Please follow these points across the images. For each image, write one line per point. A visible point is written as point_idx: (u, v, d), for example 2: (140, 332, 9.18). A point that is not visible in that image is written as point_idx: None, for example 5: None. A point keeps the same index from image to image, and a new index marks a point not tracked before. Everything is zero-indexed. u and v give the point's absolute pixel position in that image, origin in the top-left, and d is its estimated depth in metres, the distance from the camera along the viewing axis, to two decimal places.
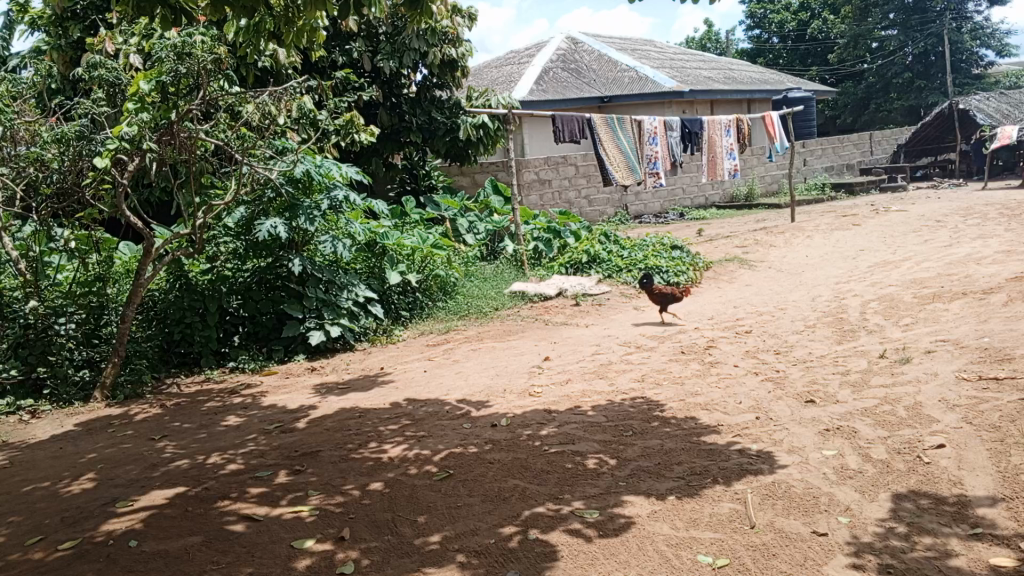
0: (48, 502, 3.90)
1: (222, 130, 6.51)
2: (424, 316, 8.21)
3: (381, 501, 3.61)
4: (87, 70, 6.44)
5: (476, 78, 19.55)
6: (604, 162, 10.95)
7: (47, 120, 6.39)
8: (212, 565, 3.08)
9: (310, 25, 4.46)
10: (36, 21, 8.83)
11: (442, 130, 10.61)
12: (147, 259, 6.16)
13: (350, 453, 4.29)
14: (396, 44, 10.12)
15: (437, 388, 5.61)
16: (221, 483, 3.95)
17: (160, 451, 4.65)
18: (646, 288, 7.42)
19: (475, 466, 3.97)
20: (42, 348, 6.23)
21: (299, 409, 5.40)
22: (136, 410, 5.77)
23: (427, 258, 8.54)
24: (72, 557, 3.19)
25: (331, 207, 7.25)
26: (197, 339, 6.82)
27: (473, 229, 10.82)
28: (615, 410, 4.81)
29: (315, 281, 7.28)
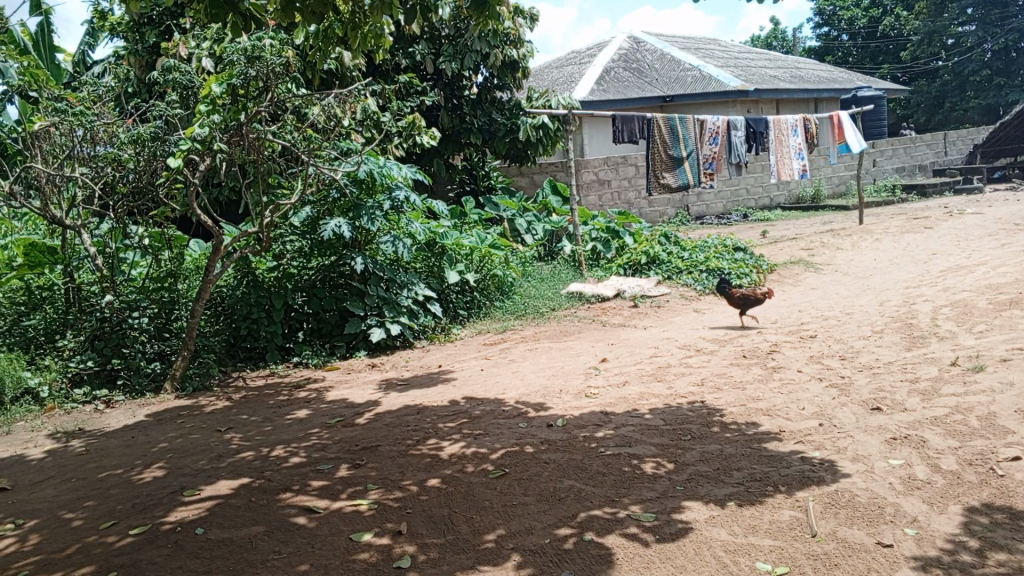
0: (122, 489, 4.07)
1: (289, 131, 6.65)
2: (482, 316, 8.27)
3: (438, 498, 3.65)
4: (162, 73, 6.68)
5: (537, 78, 19.58)
6: (652, 164, 10.83)
7: (124, 121, 6.62)
8: (274, 554, 3.16)
9: (377, 30, 4.55)
10: (115, 27, 9.20)
11: (501, 131, 10.69)
12: (216, 256, 6.34)
13: (409, 448, 4.35)
14: (458, 46, 10.21)
15: (494, 387, 5.65)
16: (283, 474, 4.05)
17: (227, 442, 4.80)
18: (725, 293, 7.25)
19: (531, 465, 3.99)
20: (117, 340, 6.45)
21: (359, 405, 5.50)
22: (205, 402, 5.96)
23: (485, 258, 8.60)
24: (142, 543, 3.32)
25: (393, 207, 7.37)
26: (263, 334, 7.03)
27: (531, 229, 10.87)
28: (673, 413, 4.77)
29: (376, 279, 7.40)
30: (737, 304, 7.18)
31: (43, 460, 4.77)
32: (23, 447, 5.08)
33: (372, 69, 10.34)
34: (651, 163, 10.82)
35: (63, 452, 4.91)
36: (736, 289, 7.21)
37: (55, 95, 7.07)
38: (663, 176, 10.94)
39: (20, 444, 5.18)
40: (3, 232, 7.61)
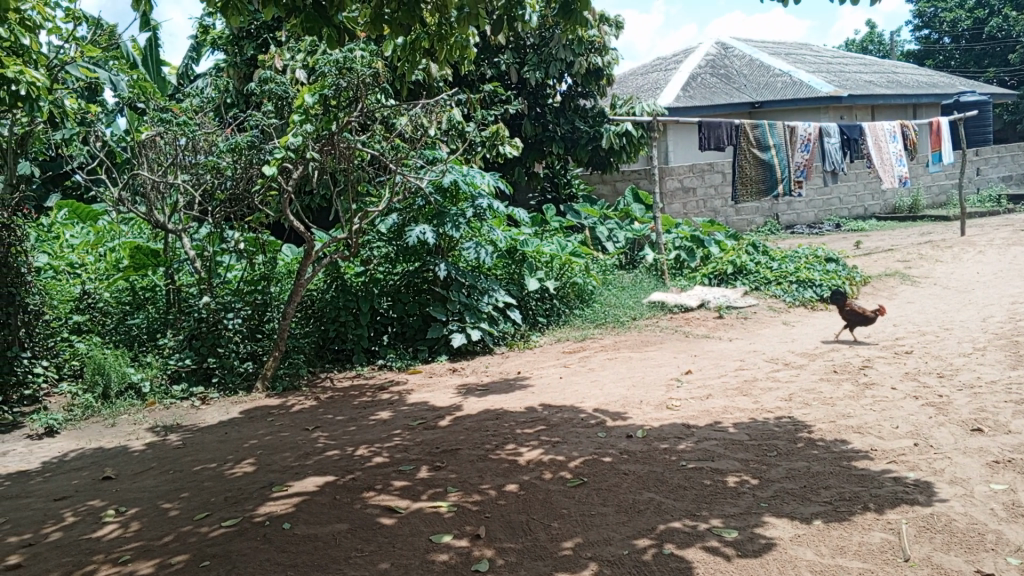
0: (215, 482, 4.26)
1: (378, 140, 6.85)
2: (562, 323, 8.27)
3: (516, 503, 3.67)
4: (259, 85, 7.00)
5: (621, 85, 19.46)
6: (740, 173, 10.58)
7: (223, 131, 6.91)
8: (356, 551, 3.24)
9: (463, 41, 4.63)
10: (216, 41, 9.67)
11: (584, 139, 10.69)
12: (307, 261, 6.56)
13: (488, 453, 4.39)
14: (543, 54, 10.24)
15: (574, 395, 5.64)
16: (367, 474, 4.16)
17: (313, 441, 4.96)
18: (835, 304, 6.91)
19: (609, 475, 3.96)
20: (213, 340, 6.72)
21: (440, 408, 5.58)
22: (294, 401, 6.17)
23: (565, 265, 8.60)
24: (233, 534, 3.46)
25: (476, 215, 7.55)
26: (350, 337, 7.24)
27: (613, 237, 10.83)
28: (758, 428, 4.64)
29: (458, 285, 7.52)
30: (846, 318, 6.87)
31: (143, 452, 5.04)
32: (126, 439, 5.38)
33: (457, 79, 10.50)
34: (739, 172, 10.56)
35: (162, 445, 5.17)
36: (847, 302, 6.88)
37: (161, 106, 7.49)
38: (752, 185, 10.66)
39: (124, 435, 5.49)
40: (112, 236, 8.10)
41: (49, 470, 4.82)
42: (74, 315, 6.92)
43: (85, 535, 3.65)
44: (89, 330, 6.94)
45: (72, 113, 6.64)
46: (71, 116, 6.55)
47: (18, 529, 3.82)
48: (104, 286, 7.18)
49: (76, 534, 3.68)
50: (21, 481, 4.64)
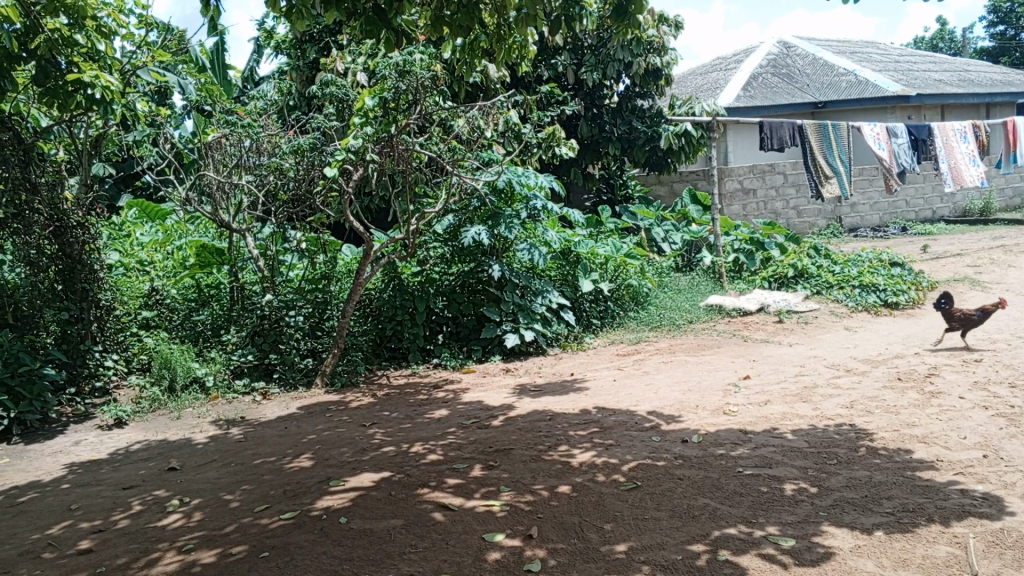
0: (274, 475, 4.37)
1: (435, 142, 6.93)
2: (615, 326, 8.23)
3: (569, 504, 3.67)
4: (321, 88, 7.17)
5: (680, 85, 19.23)
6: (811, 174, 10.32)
7: (286, 133, 7.09)
8: (410, 547, 3.28)
9: (521, 42, 4.64)
10: (280, 45, 9.90)
11: (641, 139, 10.63)
12: (366, 260, 6.67)
13: (541, 454, 4.40)
14: (601, 55, 10.18)
15: (628, 398, 5.60)
16: (421, 471, 4.21)
17: (370, 437, 5.04)
18: (942, 310, 6.56)
19: (664, 480, 3.92)
20: (275, 337, 6.89)
21: (494, 408, 5.61)
22: (352, 397, 6.29)
23: (620, 267, 8.58)
24: (292, 526, 3.54)
25: (530, 216, 7.56)
26: (406, 335, 7.33)
27: (669, 239, 10.74)
28: (818, 436, 4.54)
29: (512, 286, 7.55)
30: (954, 325, 6.54)
31: (207, 445, 5.19)
32: (191, 431, 5.56)
33: (515, 80, 10.54)
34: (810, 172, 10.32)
35: (224, 438, 5.32)
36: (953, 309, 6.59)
37: (227, 109, 7.71)
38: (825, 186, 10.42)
39: (189, 428, 5.67)
40: (179, 234, 8.38)
41: (118, 460, 5.01)
42: (142, 311, 7.16)
43: (152, 523, 3.79)
44: (157, 326, 7.19)
45: (143, 116, 6.89)
46: (142, 118, 6.79)
47: (89, 515, 3.98)
48: (171, 283, 7.41)
49: (142, 522, 3.81)
50: (92, 470, 4.84)
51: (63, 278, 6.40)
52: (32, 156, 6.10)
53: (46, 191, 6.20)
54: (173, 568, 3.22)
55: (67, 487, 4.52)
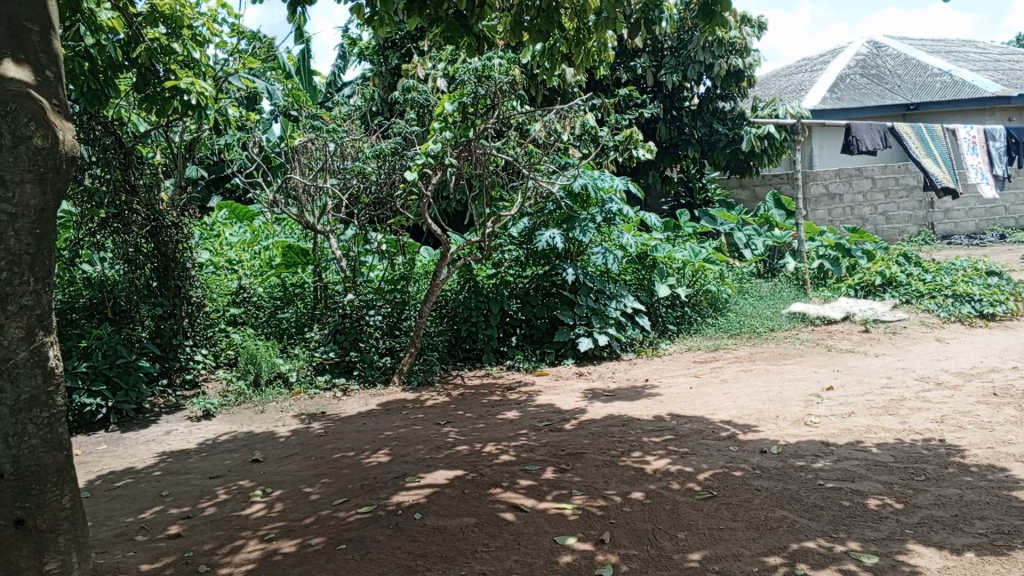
0: (352, 470, 4.48)
1: (512, 146, 6.98)
2: (692, 332, 8.11)
3: (642, 511, 3.63)
4: (403, 93, 7.34)
5: (763, 87, 18.79)
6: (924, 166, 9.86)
7: (369, 138, 7.29)
8: (483, 546, 3.31)
9: (601, 45, 4.62)
10: (363, 52, 10.16)
11: (722, 142, 10.47)
12: (443, 263, 6.77)
13: (615, 459, 4.37)
14: (681, 57, 10.04)
15: (704, 406, 5.51)
16: (494, 471, 4.24)
17: (444, 435, 5.12)
18: None
19: (740, 490, 3.84)
20: (355, 335, 7.08)
21: (566, 411, 5.61)
22: (427, 396, 6.39)
23: (698, 272, 8.47)
24: (368, 520, 3.62)
25: (606, 219, 7.52)
26: (480, 337, 7.41)
27: (751, 244, 10.49)
28: (904, 451, 4.36)
29: (587, 289, 7.55)
30: None
31: (289, 438, 5.36)
32: (274, 425, 5.75)
33: (593, 83, 10.51)
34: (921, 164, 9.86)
35: (305, 433, 5.49)
36: None
37: (312, 114, 7.98)
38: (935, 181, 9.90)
39: (272, 422, 5.86)
40: (266, 235, 8.68)
41: (205, 450, 5.23)
42: (231, 308, 7.42)
43: (236, 512, 3.94)
44: (244, 323, 7.44)
45: (234, 121, 7.19)
46: (233, 123, 7.08)
47: (178, 502, 4.17)
48: (258, 282, 7.68)
49: (227, 510, 3.97)
50: (182, 459, 5.07)
51: (158, 276, 6.73)
52: (132, 160, 6.43)
53: (143, 192, 6.53)
54: (255, 556, 3.34)
55: (159, 474, 4.75)
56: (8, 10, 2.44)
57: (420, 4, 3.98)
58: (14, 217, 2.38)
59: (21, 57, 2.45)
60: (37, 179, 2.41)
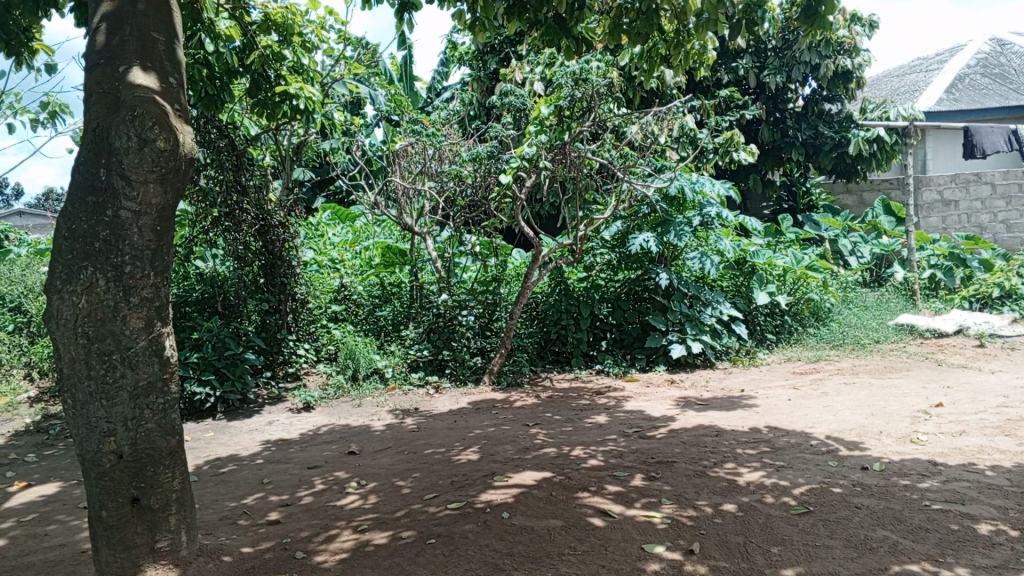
0: (442, 466, 4.57)
1: (607, 149, 6.96)
2: (792, 341, 7.87)
3: (734, 524, 3.54)
4: (501, 97, 7.44)
5: (873, 88, 18.02)
6: None
7: (467, 142, 7.51)
8: (569, 549, 3.30)
9: (701, 46, 4.52)
10: (463, 57, 10.36)
11: (828, 145, 10.08)
12: (534, 265, 6.79)
13: (706, 469, 4.28)
14: (786, 57, 9.76)
15: (801, 419, 5.33)
16: (582, 475, 4.23)
17: (532, 437, 5.15)
18: None
19: (839, 508, 3.69)
20: (448, 334, 7.24)
21: (657, 419, 5.53)
22: (516, 397, 6.44)
23: (800, 279, 8.22)
24: (457, 516, 3.69)
25: (702, 223, 7.34)
26: (570, 340, 7.43)
27: (857, 252, 10.13)
28: (1022, 475, 4.08)
29: (681, 295, 7.42)
30: None
31: (383, 432, 5.52)
32: (370, 419, 5.92)
33: (692, 85, 10.37)
34: None
35: (399, 427, 5.63)
36: None
37: (413, 119, 8.21)
38: None
39: (368, 416, 6.04)
40: (367, 236, 8.97)
41: (305, 441, 5.44)
42: (332, 305, 7.72)
43: (332, 502, 4.08)
44: (344, 319, 7.73)
45: (339, 125, 7.48)
46: (338, 126, 7.35)
47: (278, 489, 4.36)
48: (359, 280, 7.95)
49: (323, 500, 4.12)
50: (283, 448, 5.29)
51: (265, 273, 7.01)
52: (243, 162, 6.75)
53: (253, 193, 6.85)
54: (349, 545, 3.44)
55: (262, 462, 4.97)
56: (139, 23, 2.63)
57: (520, 9, 4.02)
58: (139, 215, 2.55)
59: (149, 65, 2.63)
60: (159, 180, 2.56)
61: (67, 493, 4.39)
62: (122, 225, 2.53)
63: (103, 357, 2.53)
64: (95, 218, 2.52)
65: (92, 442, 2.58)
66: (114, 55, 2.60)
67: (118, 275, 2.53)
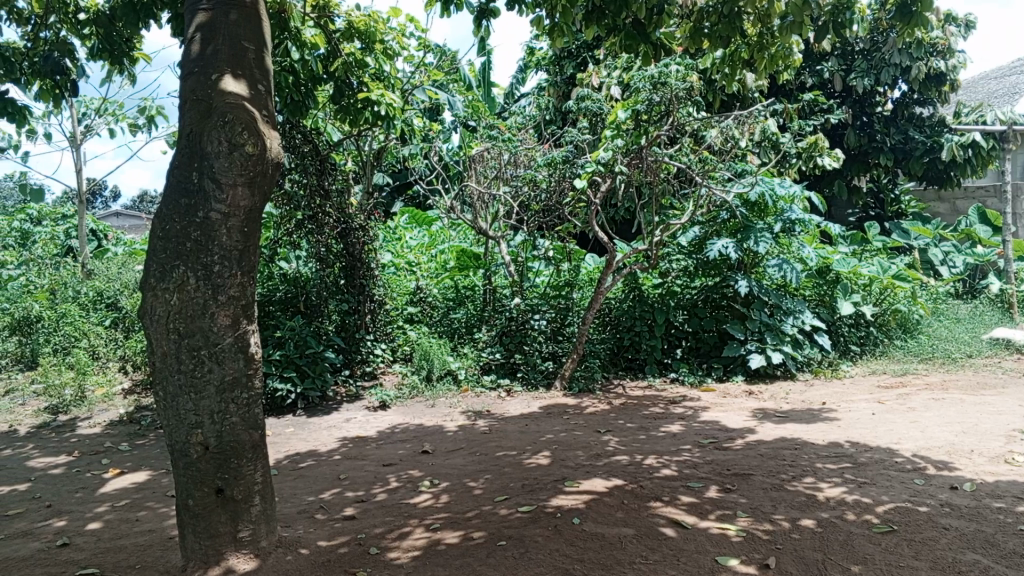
0: (514, 469, 4.59)
1: (686, 154, 6.89)
2: (878, 353, 7.60)
3: (812, 539, 3.43)
4: (577, 102, 7.44)
5: (968, 91, 17.23)
6: None
7: (543, 147, 7.60)
8: (640, 558, 3.25)
9: (785, 49, 4.40)
10: (540, 62, 10.42)
11: (919, 150, 9.68)
12: (608, 270, 6.74)
13: (783, 483, 4.17)
14: (874, 60, 9.41)
15: (886, 435, 5.13)
16: (655, 484, 4.18)
17: (605, 443, 5.12)
18: None
19: (925, 528, 3.53)
20: (520, 338, 7.25)
21: (733, 430, 5.41)
22: (588, 403, 6.41)
23: (887, 289, 7.90)
24: (527, 520, 3.69)
25: (784, 229, 7.09)
26: (644, 347, 7.39)
27: (949, 261, 9.73)
28: None
29: (761, 303, 7.23)
30: None
31: (456, 432, 5.57)
32: (444, 419, 6.00)
33: (775, 88, 10.13)
34: None
35: (471, 429, 5.69)
36: None
37: (490, 124, 8.34)
38: None
39: (442, 416, 6.12)
40: (443, 240, 9.12)
41: (381, 438, 5.56)
42: (408, 307, 7.90)
43: (405, 500, 4.15)
44: (420, 321, 7.89)
45: (418, 131, 7.62)
46: (417, 132, 7.48)
47: (354, 485, 4.47)
48: (433, 283, 8.08)
49: (397, 498, 4.19)
50: (359, 445, 5.42)
51: (346, 274, 7.22)
52: (327, 167, 6.93)
53: (336, 197, 7.04)
54: (421, 543, 3.49)
55: (339, 458, 5.10)
56: (230, 32, 2.75)
57: (598, 15, 3.98)
58: (228, 216, 2.65)
59: (239, 73, 2.74)
60: (247, 183, 2.66)
61: (157, 482, 4.60)
62: (212, 226, 2.64)
63: (192, 351, 2.65)
64: (187, 219, 2.63)
65: (181, 434, 2.70)
66: (206, 64, 2.72)
67: (207, 274, 2.64)
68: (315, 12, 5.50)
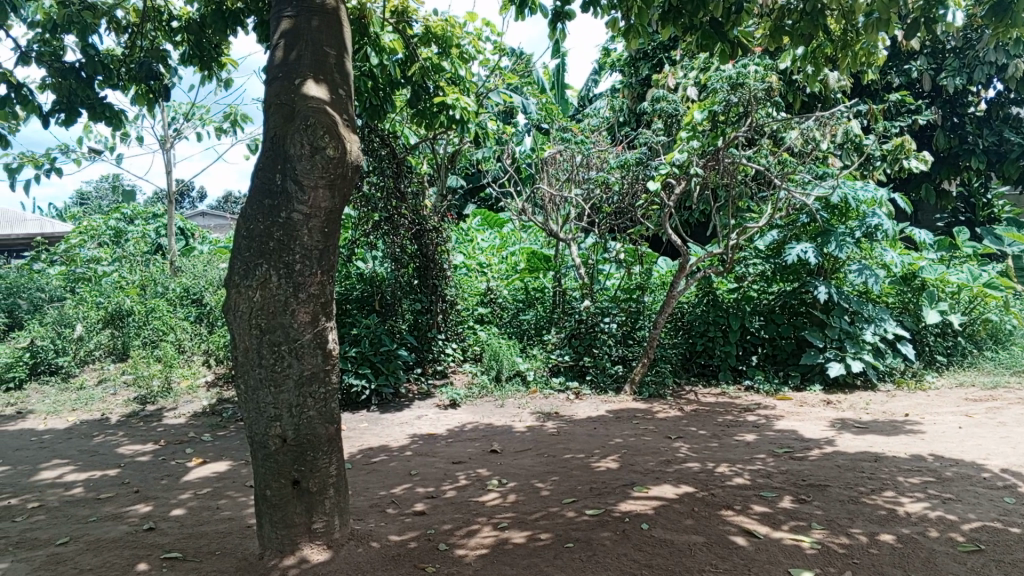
0: (582, 471, 4.58)
1: (764, 155, 6.72)
2: (966, 365, 7.27)
3: (892, 555, 3.31)
4: (652, 104, 7.36)
5: None
6: None
7: (615, 148, 7.56)
8: (710, 566, 3.19)
9: (871, 47, 4.26)
10: (615, 64, 10.37)
11: (1014, 152, 9.22)
12: (681, 274, 6.63)
13: (862, 496, 4.04)
14: (966, 58, 8.98)
15: (974, 449, 4.90)
16: (726, 492, 4.10)
17: (675, 450, 5.06)
18: None
19: (1015, 549, 3.36)
20: (590, 340, 7.23)
21: (810, 440, 5.26)
22: (658, 408, 6.34)
23: (977, 299, 7.56)
24: (595, 523, 3.68)
25: (866, 235, 6.80)
26: (717, 352, 7.25)
27: None
28: None
29: (841, 310, 7.04)
30: None
31: (524, 433, 5.60)
32: (513, 420, 6.03)
33: (859, 89, 9.82)
34: None
35: (540, 430, 5.70)
36: None
37: (563, 126, 8.33)
38: None
39: (511, 416, 6.16)
40: (514, 241, 9.17)
41: (451, 436, 5.62)
42: (479, 307, 7.99)
43: (474, 498, 4.20)
44: (490, 321, 7.98)
45: (492, 133, 7.68)
46: (490, 135, 7.54)
47: (424, 482, 4.54)
48: (504, 284, 8.15)
49: (466, 495, 4.24)
50: (430, 442, 5.50)
51: (419, 274, 7.36)
52: (403, 169, 7.05)
53: (411, 199, 7.16)
54: (488, 542, 3.52)
55: (410, 454, 5.19)
56: (314, 38, 2.84)
57: (674, 15, 3.95)
58: (309, 217, 2.74)
59: (321, 78, 2.82)
60: (328, 185, 2.74)
61: (237, 472, 4.77)
62: (294, 226, 2.73)
63: (273, 347, 2.74)
64: (270, 219, 2.73)
65: (261, 426, 2.80)
66: (291, 69, 2.81)
67: (289, 272, 2.73)
68: (393, 17, 5.61)
